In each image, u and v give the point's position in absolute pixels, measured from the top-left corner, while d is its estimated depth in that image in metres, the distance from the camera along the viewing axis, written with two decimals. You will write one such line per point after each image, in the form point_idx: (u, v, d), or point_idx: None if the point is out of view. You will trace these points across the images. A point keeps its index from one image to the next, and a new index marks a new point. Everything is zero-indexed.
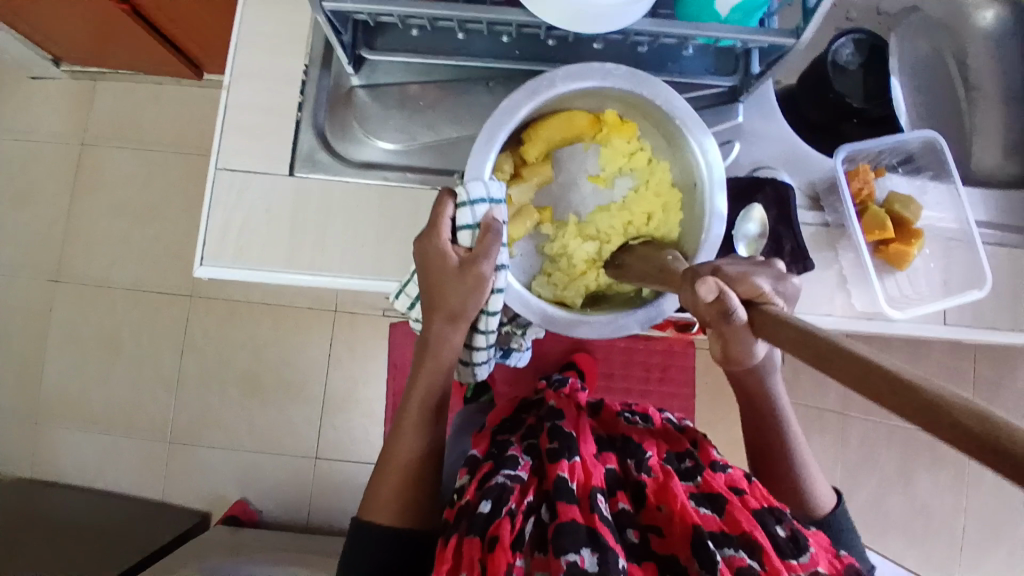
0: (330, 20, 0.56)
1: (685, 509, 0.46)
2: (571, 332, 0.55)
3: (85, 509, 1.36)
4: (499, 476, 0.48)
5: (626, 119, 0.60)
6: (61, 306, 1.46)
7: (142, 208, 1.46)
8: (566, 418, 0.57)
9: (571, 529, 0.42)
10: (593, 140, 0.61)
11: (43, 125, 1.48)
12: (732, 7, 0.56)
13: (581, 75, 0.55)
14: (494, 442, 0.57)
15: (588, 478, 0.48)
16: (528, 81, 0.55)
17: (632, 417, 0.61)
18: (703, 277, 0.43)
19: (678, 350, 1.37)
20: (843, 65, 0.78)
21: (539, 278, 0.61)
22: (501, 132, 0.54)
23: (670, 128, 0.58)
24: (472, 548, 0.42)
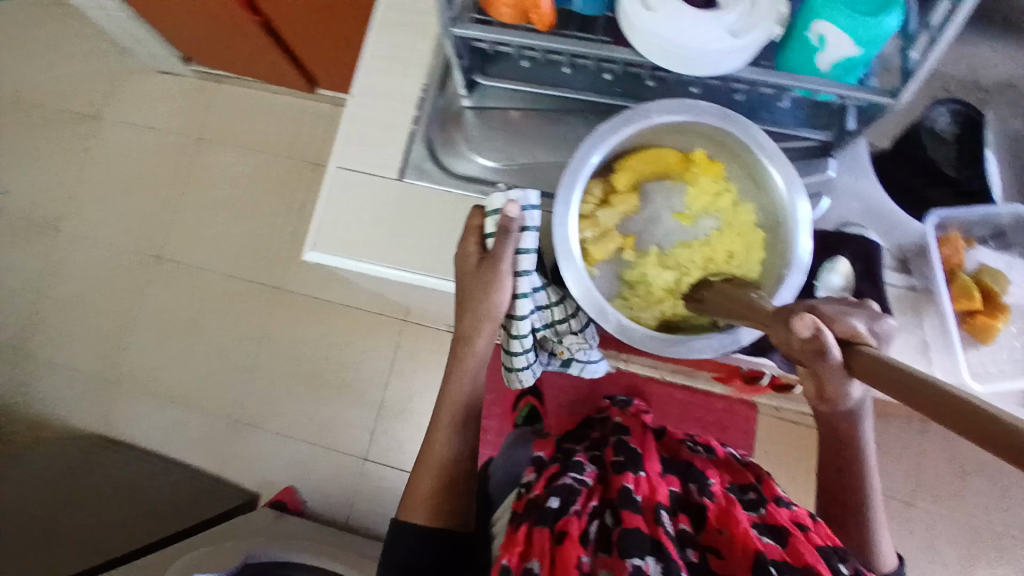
0: (454, 46, 0.62)
1: (746, 534, 0.47)
2: (642, 344, 0.58)
3: (149, 473, 1.45)
4: (567, 478, 0.53)
5: (715, 159, 0.63)
6: (157, 283, 1.60)
7: (244, 203, 1.59)
8: (631, 436, 0.62)
9: (635, 535, 0.45)
10: (681, 178, 0.63)
11: (171, 121, 1.65)
12: (833, 62, 0.58)
13: (673, 110, 0.60)
14: (559, 448, 0.64)
15: (653, 493, 0.51)
16: (624, 111, 0.60)
17: (694, 446, 0.63)
18: (800, 314, 0.44)
19: (738, 410, 1.35)
20: (938, 133, 0.76)
21: (617, 303, 0.63)
22: (594, 152, 0.59)
23: (755, 165, 0.61)
24: (542, 537, 0.46)
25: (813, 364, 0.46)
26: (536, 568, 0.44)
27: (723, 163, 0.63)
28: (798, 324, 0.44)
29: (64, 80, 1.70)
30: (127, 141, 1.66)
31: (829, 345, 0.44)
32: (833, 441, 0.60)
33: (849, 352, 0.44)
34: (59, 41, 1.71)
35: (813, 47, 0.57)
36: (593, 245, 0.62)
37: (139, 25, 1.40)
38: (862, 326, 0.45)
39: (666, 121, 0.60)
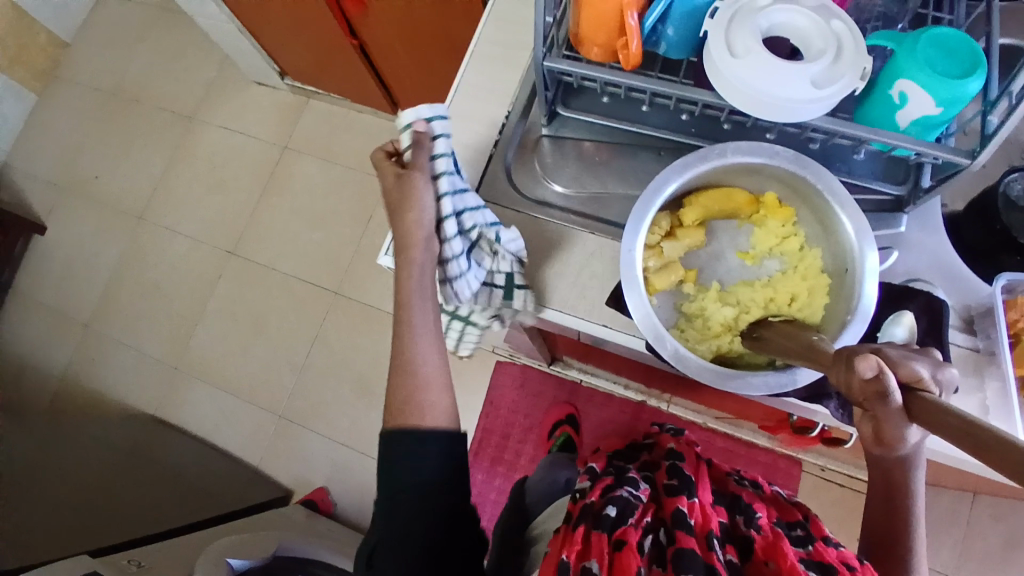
0: (542, 77, 0.67)
1: (794, 571, 0.49)
2: (697, 375, 0.59)
3: (196, 456, 1.52)
4: (624, 491, 0.55)
5: (786, 204, 0.65)
6: (228, 277, 1.70)
7: (315, 211, 1.69)
8: (685, 460, 0.61)
9: (691, 557, 0.48)
10: (748, 220, 0.66)
11: (260, 128, 1.78)
12: (911, 119, 0.59)
13: (750, 151, 0.62)
14: (612, 463, 0.64)
15: (706, 520, 0.52)
16: (702, 148, 0.63)
17: (740, 479, 0.63)
18: (864, 354, 0.45)
19: (782, 466, 1.32)
20: (1015, 200, 0.74)
21: (673, 332, 0.64)
22: (669, 183, 0.62)
23: (825, 212, 0.62)
24: (601, 542, 0.49)
25: (874, 409, 0.46)
26: (594, 568, 0.48)
27: (793, 209, 0.65)
28: (861, 364, 0.45)
29: (172, 84, 1.86)
30: (218, 143, 1.80)
31: (891, 389, 0.44)
32: (881, 483, 0.58)
33: (912, 397, 0.44)
34: (172, 50, 1.88)
35: (894, 104, 0.59)
36: (656, 273, 0.64)
37: (245, 38, 1.51)
38: (926, 372, 0.45)
39: (741, 161, 0.62)
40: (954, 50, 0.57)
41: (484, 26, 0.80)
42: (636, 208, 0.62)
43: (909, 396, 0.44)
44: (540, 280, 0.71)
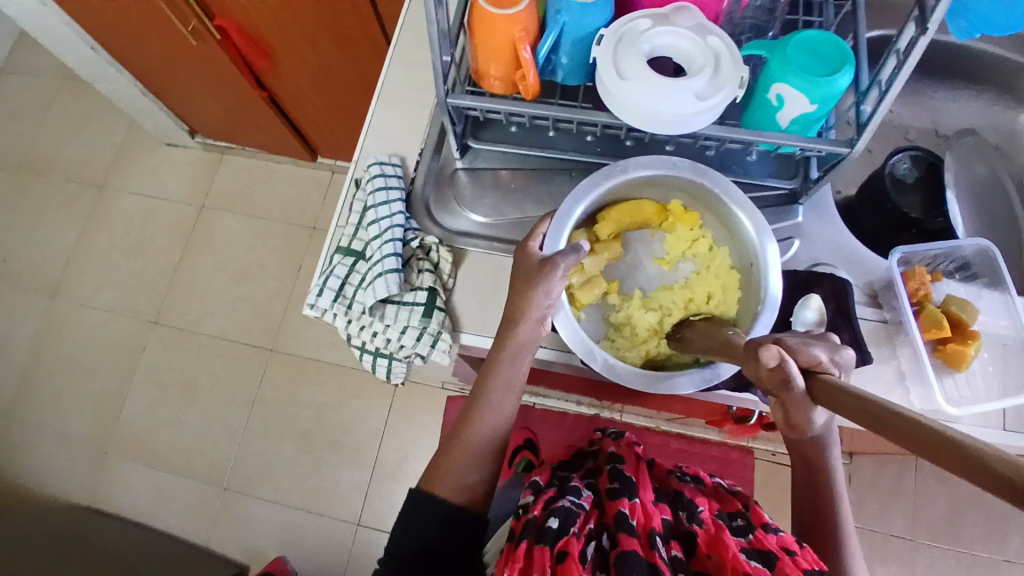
0: (449, 114, 0.68)
1: (735, 560, 0.54)
2: (628, 382, 0.60)
3: (133, 543, 1.41)
4: (565, 501, 0.56)
5: (690, 210, 0.69)
6: (153, 346, 1.62)
7: (240, 268, 1.64)
8: (626, 462, 0.65)
9: (633, 559, 0.50)
10: (659, 229, 0.69)
11: (173, 189, 1.72)
12: (790, 119, 0.64)
13: (650, 165, 0.65)
14: (555, 475, 0.64)
15: (648, 520, 0.56)
16: (606, 165, 0.66)
17: (682, 476, 0.69)
18: (765, 344, 0.48)
19: (736, 457, 1.35)
20: (901, 179, 0.85)
21: (604, 343, 0.66)
22: (578, 204, 0.65)
23: (725, 214, 0.67)
24: (544, 555, 0.49)
25: (781, 394, 0.49)
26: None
27: (698, 214, 0.69)
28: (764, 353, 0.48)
29: (74, 153, 1.78)
30: (130, 209, 1.72)
31: (794, 373, 0.47)
32: (801, 460, 0.62)
33: (812, 380, 0.47)
34: (71, 119, 1.81)
35: (773, 106, 0.64)
36: (581, 289, 0.66)
37: (151, 100, 1.47)
38: (823, 355, 0.49)
39: (643, 174, 0.66)
40: (822, 51, 0.62)
41: (389, 69, 0.82)
42: (549, 229, 0.64)
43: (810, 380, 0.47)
44: (451, 307, 0.72)
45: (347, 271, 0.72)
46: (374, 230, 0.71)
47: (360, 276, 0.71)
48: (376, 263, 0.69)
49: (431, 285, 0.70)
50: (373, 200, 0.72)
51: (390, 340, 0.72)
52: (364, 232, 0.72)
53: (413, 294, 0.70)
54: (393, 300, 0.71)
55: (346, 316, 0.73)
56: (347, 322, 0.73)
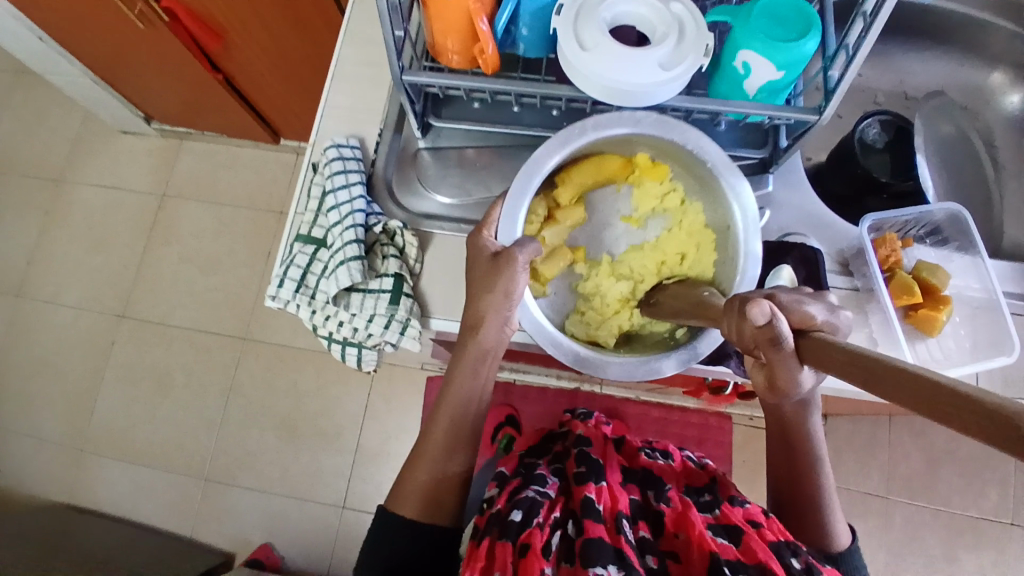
0: (406, 92, 0.66)
1: (700, 535, 0.54)
2: (604, 374, 0.59)
3: (116, 539, 1.39)
4: (530, 492, 0.57)
5: (657, 162, 0.67)
6: (123, 342, 1.57)
7: (208, 256, 1.59)
8: (592, 445, 0.67)
9: (599, 545, 0.50)
10: (624, 183, 0.68)
11: (132, 178, 1.65)
12: (757, 87, 0.62)
13: (610, 125, 0.62)
14: (522, 462, 0.66)
15: (614, 503, 0.57)
16: (563, 129, 0.62)
17: (652, 453, 0.71)
18: (755, 300, 0.46)
19: (713, 423, 1.38)
20: (871, 143, 0.84)
21: (573, 316, 0.66)
22: (534, 180, 0.61)
23: (697, 168, 0.64)
24: (505, 551, 0.50)
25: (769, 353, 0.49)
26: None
27: (665, 164, 0.66)
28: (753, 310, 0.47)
29: (24, 145, 1.70)
30: (89, 200, 1.66)
31: (783, 330, 0.46)
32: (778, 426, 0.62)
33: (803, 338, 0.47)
34: (18, 108, 1.72)
35: (739, 74, 0.62)
36: (545, 262, 0.64)
37: (104, 88, 1.39)
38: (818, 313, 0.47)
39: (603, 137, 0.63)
40: (787, 16, 0.60)
41: (342, 46, 0.78)
42: (505, 209, 0.62)
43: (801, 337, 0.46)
44: (419, 292, 0.71)
45: (308, 260, 0.70)
46: (334, 215, 0.69)
47: (322, 265, 0.70)
48: (338, 251, 0.67)
49: (398, 271, 0.68)
50: (332, 184, 0.69)
51: (356, 329, 0.70)
52: (325, 219, 0.70)
53: (379, 281, 0.68)
54: (359, 288, 0.69)
55: (310, 307, 0.70)
56: (310, 312, 0.71)
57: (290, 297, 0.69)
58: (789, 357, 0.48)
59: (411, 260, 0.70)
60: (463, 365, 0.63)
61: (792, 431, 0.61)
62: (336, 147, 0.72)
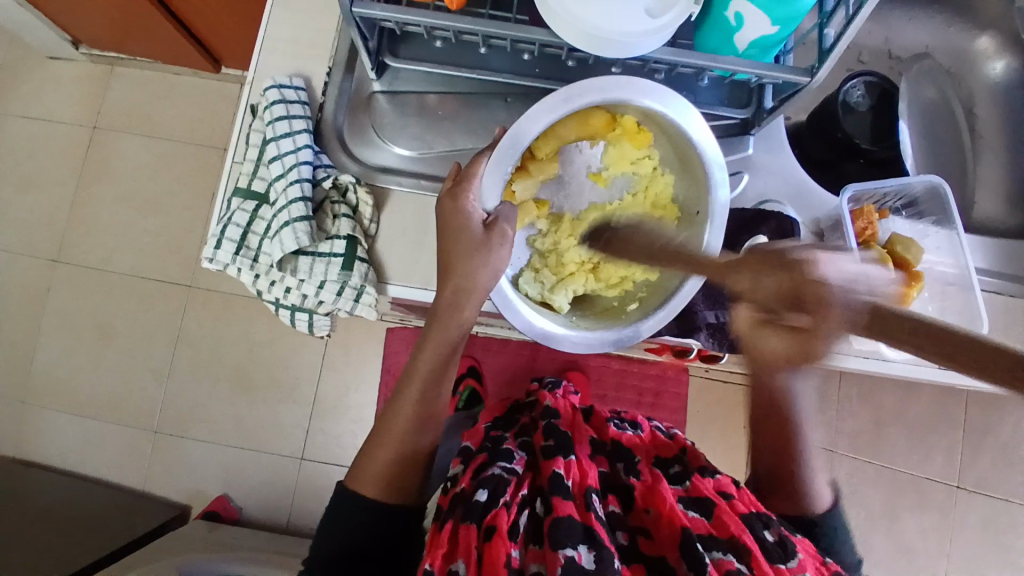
0: (357, 26, 0.57)
1: (672, 510, 0.52)
2: (560, 347, 0.58)
3: (62, 492, 1.32)
4: (496, 469, 0.54)
5: (642, 127, 0.61)
6: (58, 288, 1.45)
7: (147, 197, 1.46)
8: (560, 417, 0.65)
9: (568, 524, 0.48)
10: (601, 141, 0.63)
11: (59, 107, 1.49)
12: (749, 42, 0.57)
13: (610, 90, 0.55)
14: (487, 437, 0.63)
15: (583, 477, 0.55)
16: (566, 86, 0.54)
17: (620, 423, 0.68)
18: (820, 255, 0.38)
19: (671, 374, 1.36)
20: (852, 106, 0.79)
21: (528, 271, 0.65)
22: (527, 137, 0.55)
23: (683, 148, 0.60)
24: (469, 535, 0.48)
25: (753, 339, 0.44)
26: (461, 571, 0.46)
27: (648, 132, 0.61)
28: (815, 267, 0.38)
29: None
30: (9, 130, 1.49)
31: (846, 287, 0.37)
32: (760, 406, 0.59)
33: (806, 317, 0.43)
34: None
35: (731, 26, 0.56)
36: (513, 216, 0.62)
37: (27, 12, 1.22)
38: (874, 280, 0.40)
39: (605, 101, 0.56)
40: None
41: None
42: (490, 168, 0.57)
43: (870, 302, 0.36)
44: (375, 256, 0.65)
45: (248, 218, 0.63)
46: (276, 168, 0.61)
47: (265, 224, 0.63)
48: (281, 210, 0.61)
49: (350, 233, 0.62)
50: (273, 132, 0.62)
51: (306, 296, 0.65)
52: (266, 171, 0.63)
53: (330, 244, 0.62)
54: (307, 251, 0.63)
55: (252, 271, 0.64)
56: (254, 277, 0.65)
57: (229, 260, 0.63)
58: (836, 334, 0.37)
59: (366, 221, 0.64)
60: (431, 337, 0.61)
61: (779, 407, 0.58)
62: (277, 87, 0.64)
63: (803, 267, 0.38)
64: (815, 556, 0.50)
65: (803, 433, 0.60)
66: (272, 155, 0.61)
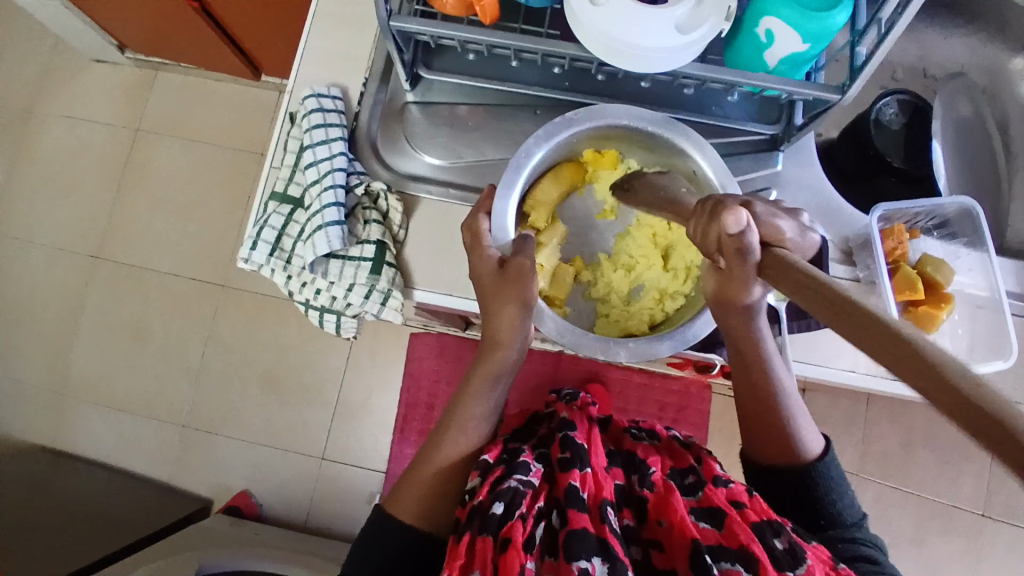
0: (393, 39, 0.59)
1: (684, 521, 0.52)
2: (617, 357, 0.58)
3: (93, 482, 1.37)
4: (512, 481, 0.54)
5: (603, 149, 0.65)
6: (98, 285, 1.51)
7: (185, 198, 1.51)
8: (577, 427, 0.63)
9: (582, 537, 0.48)
10: (584, 184, 0.67)
11: (105, 111, 1.55)
12: (780, 58, 0.57)
13: (551, 135, 0.59)
14: (507, 449, 0.61)
15: (598, 490, 0.54)
16: (509, 159, 0.59)
17: (637, 433, 0.68)
18: (732, 208, 0.46)
19: (694, 391, 1.34)
20: (885, 123, 0.79)
21: (600, 320, 0.66)
22: (506, 203, 0.58)
23: (647, 141, 0.62)
24: (485, 547, 0.49)
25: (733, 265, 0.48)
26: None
27: (612, 150, 0.64)
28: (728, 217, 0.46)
29: None
30: (59, 132, 1.56)
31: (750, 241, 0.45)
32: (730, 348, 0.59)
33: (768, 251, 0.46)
34: None
35: (762, 42, 0.56)
36: (553, 286, 0.64)
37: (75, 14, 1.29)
38: (788, 230, 0.47)
39: (550, 147, 0.60)
40: None
41: None
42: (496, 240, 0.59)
43: (766, 251, 0.46)
44: (403, 262, 0.66)
45: (284, 221, 0.65)
46: (312, 173, 0.64)
47: (299, 227, 0.65)
48: (315, 214, 0.63)
49: (380, 238, 0.64)
50: (311, 138, 0.64)
51: (335, 298, 0.66)
52: (301, 176, 0.66)
53: (360, 248, 0.64)
54: (338, 255, 0.65)
55: (285, 273, 0.66)
56: (286, 278, 0.67)
57: (262, 261, 0.65)
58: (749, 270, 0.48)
59: (395, 227, 0.66)
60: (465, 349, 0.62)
61: (741, 337, 0.58)
62: (315, 95, 0.66)
63: (720, 221, 0.47)
64: (824, 562, 0.50)
65: (778, 376, 0.59)
66: (309, 160, 0.64)
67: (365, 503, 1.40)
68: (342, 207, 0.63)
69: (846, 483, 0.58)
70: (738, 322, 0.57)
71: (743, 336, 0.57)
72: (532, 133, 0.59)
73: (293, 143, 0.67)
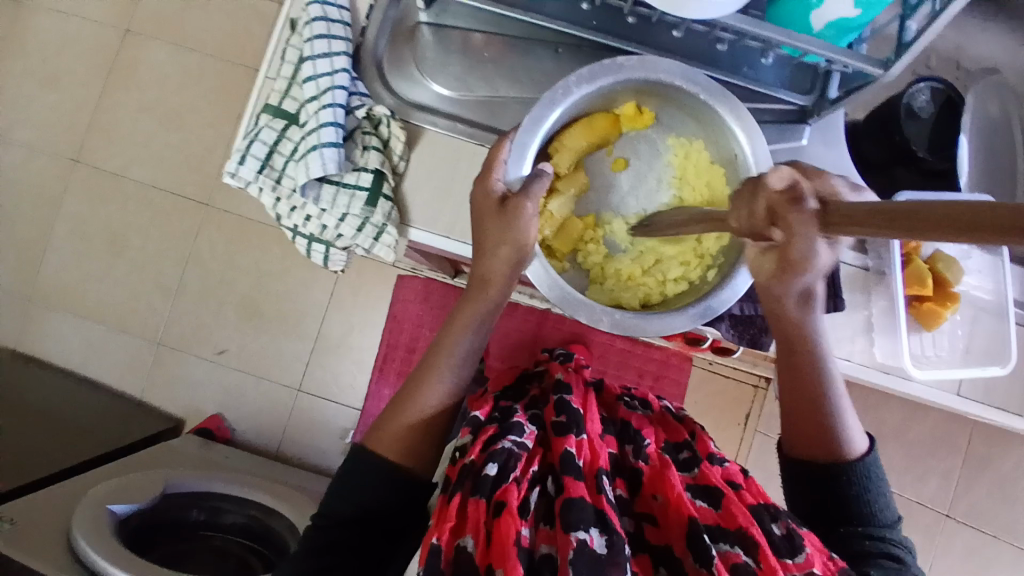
0: None
1: (680, 499, 0.51)
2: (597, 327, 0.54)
3: (65, 391, 1.35)
4: (506, 441, 0.52)
5: (643, 108, 0.61)
6: (76, 190, 1.44)
7: (171, 109, 1.43)
8: (573, 393, 0.62)
9: (580, 506, 0.47)
10: (614, 141, 0.62)
11: (94, 7, 1.45)
12: (827, 22, 0.54)
13: (595, 77, 0.55)
14: (497, 407, 0.60)
15: (594, 458, 0.53)
16: (545, 89, 0.54)
17: (630, 402, 0.67)
18: (774, 169, 0.46)
19: (674, 362, 1.30)
20: (916, 111, 0.74)
21: (592, 284, 0.63)
22: (531, 139, 0.54)
23: (693, 105, 0.59)
24: (478, 512, 0.47)
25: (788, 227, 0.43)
26: (468, 546, 0.46)
27: (650, 111, 0.61)
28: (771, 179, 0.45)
29: None
30: (45, 25, 1.46)
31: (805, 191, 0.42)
32: (784, 344, 0.60)
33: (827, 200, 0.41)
34: None
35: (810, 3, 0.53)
36: (556, 235, 0.61)
37: None
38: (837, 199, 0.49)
39: (588, 91, 0.56)
40: None
41: None
42: (511, 168, 0.54)
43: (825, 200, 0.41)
44: (400, 195, 0.63)
45: (276, 137, 0.62)
46: (309, 89, 0.59)
47: (291, 146, 0.62)
48: (311, 133, 0.59)
49: (378, 167, 0.61)
50: (311, 50, 0.59)
51: (325, 227, 0.64)
52: (299, 91, 0.61)
53: (356, 176, 0.61)
54: (332, 180, 0.62)
55: (274, 192, 0.63)
56: (274, 199, 0.64)
57: (250, 176, 0.61)
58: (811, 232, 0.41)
59: (398, 158, 0.62)
60: (463, 308, 0.59)
61: (796, 335, 0.58)
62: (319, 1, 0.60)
63: (765, 183, 0.45)
64: (822, 551, 0.50)
65: (828, 372, 0.59)
66: (308, 74, 0.59)
67: (336, 437, 1.39)
68: (336, 129, 0.59)
69: (884, 478, 0.59)
70: (796, 312, 0.57)
71: (796, 328, 0.58)
72: (573, 68, 0.55)
73: (291, 52, 0.62)
